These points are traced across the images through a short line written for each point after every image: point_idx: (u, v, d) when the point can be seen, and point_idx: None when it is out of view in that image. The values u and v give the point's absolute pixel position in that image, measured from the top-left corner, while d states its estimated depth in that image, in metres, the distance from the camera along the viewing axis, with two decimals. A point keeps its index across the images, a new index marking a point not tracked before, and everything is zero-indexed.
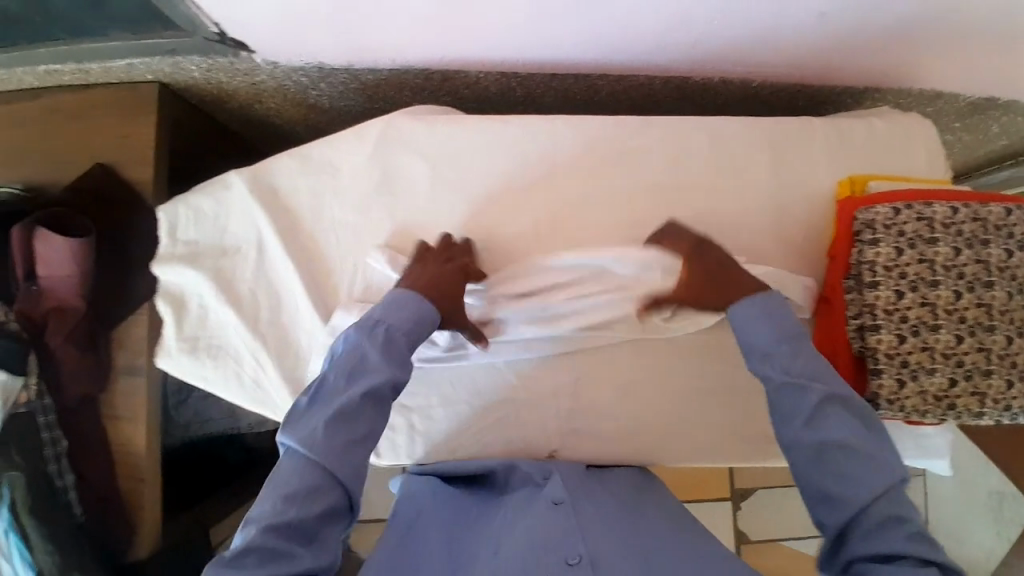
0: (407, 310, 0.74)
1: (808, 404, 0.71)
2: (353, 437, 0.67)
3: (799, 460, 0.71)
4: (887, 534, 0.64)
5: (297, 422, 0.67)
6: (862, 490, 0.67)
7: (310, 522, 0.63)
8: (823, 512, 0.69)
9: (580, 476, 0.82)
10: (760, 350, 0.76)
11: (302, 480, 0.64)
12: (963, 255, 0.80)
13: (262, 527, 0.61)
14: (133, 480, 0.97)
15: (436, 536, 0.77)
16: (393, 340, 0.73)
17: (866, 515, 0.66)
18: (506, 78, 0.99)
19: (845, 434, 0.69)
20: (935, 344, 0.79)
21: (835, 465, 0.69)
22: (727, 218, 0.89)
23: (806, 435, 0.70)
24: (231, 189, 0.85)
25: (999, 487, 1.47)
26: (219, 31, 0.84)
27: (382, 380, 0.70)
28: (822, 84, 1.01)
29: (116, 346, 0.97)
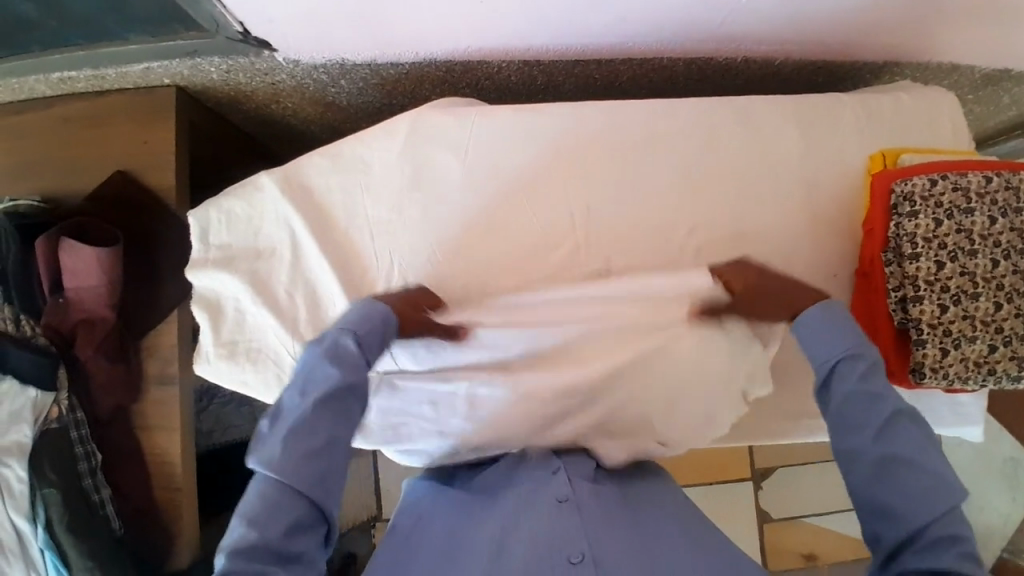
0: (364, 313, 0.71)
1: (881, 415, 0.67)
2: (314, 452, 0.63)
3: (856, 471, 0.67)
4: (945, 554, 0.61)
5: (257, 447, 0.64)
6: (922, 508, 0.63)
7: (276, 545, 0.59)
8: (876, 525, 0.66)
9: (587, 463, 0.78)
10: (824, 355, 0.72)
11: (267, 501, 0.61)
12: (1000, 220, 0.74)
13: (230, 553, 0.58)
14: (169, 490, 0.96)
15: (436, 535, 0.73)
16: (347, 346, 0.68)
17: (925, 532, 0.63)
18: (527, 67, 0.96)
19: (909, 448, 0.66)
20: (975, 312, 0.73)
21: (899, 479, 0.65)
22: (766, 202, 0.85)
23: (871, 444, 0.66)
24: (264, 190, 0.83)
25: (1013, 454, 1.48)
26: (241, 29, 0.82)
27: (333, 387, 0.65)
28: (846, 60, 0.98)
29: (147, 355, 0.96)
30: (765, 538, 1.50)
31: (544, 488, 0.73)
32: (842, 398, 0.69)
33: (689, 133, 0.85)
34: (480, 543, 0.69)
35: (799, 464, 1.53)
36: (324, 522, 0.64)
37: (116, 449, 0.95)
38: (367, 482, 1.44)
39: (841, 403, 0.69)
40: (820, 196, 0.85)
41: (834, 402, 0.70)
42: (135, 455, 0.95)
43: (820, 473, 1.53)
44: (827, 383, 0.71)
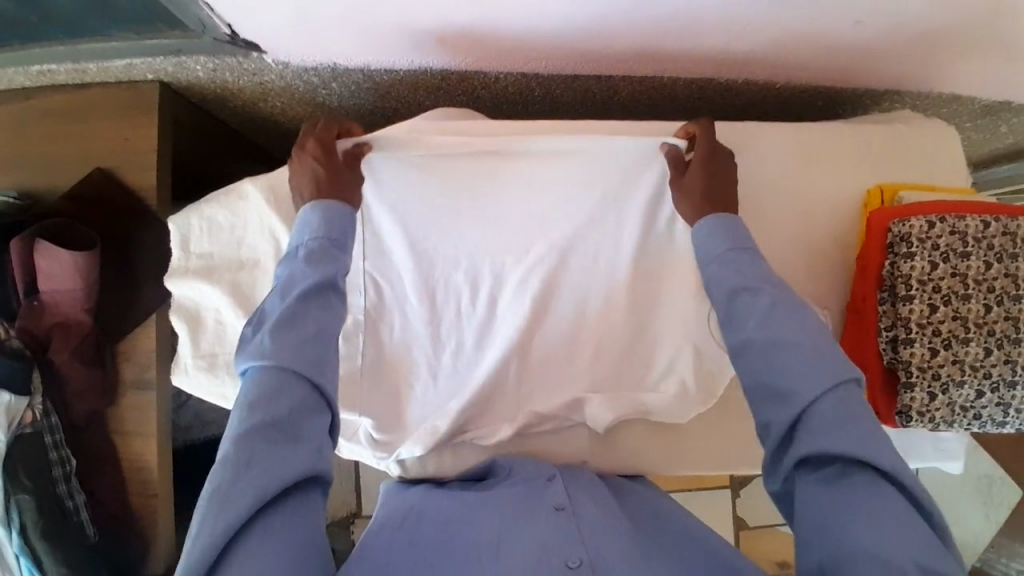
0: (330, 216, 0.68)
1: (761, 305, 0.65)
2: (301, 335, 0.60)
3: (747, 361, 0.64)
4: (837, 433, 0.56)
5: (243, 352, 0.60)
6: (804, 387, 0.59)
7: (285, 424, 0.56)
8: (768, 411, 0.61)
9: (585, 481, 0.78)
10: (711, 268, 0.71)
11: (263, 389, 0.57)
12: (995, 265, 0.73)
13: (240, 441, 0.54)
14: (144, 497, 0.94)
15: (431, 530, 0.69)
16: (314, 246, 0.67)
17: (807, 414, 0.58)
18: (525, 79, 0.94)
19: (795, 333, 0.62)
20: (965, 357, 0.72)
21: (782, 362, 0.61)
22: (762, 232, 0.83)
23: (756, 331, 0.63)
24: (248, 198, 0.79)
25: (988, 472, 1.53)
26: (229, 31, 0.79)
27: (309, 279, 0.63)
28: (849, 86, 0.96)
29: (123, 359, 0.93)
30: (741, 545, 1.51)
31: (542, 496, 0.73)
32: (726, 297, 0.68)
33: None
34: (479, 542, 0.66)
35: None
36: (329, 409, 0.60)
37: (91, 454, 0.93)
38: (346, 484, 1.43)
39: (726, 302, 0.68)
40: (818, 227, 0.83)
41: (722, 300, 0.68)
42: (110, 461, 0.94)
43: None
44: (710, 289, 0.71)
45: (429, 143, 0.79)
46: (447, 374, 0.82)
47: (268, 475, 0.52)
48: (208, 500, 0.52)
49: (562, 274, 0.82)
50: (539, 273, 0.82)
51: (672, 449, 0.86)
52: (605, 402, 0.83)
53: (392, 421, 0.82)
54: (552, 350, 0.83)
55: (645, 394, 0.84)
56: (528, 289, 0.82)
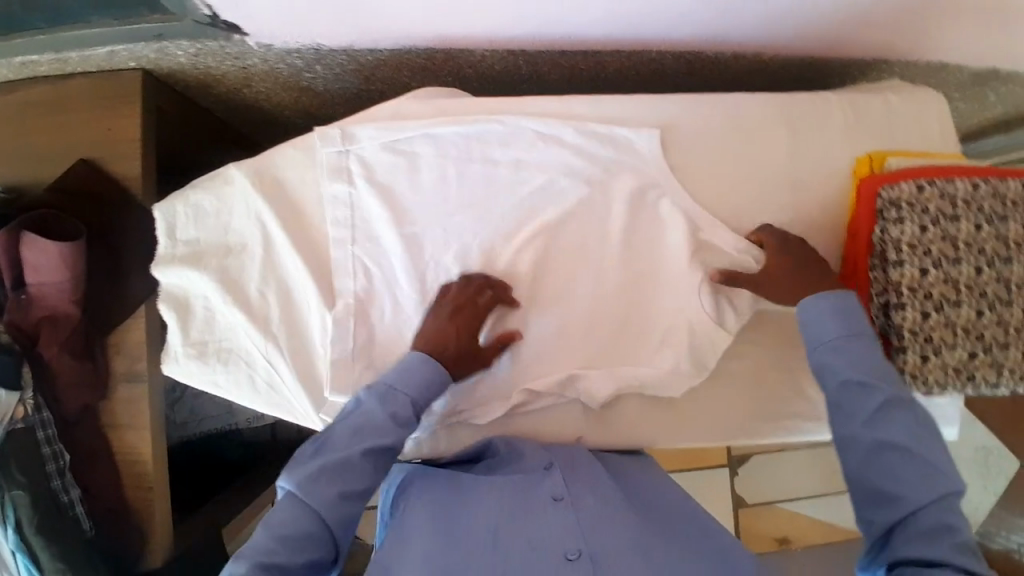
0: (429, 380, 0.72)
1: (873, 404, 0.67)
2: (346, 492, 0.67)
3: (851, 457, 0.67)
4: (935, 540, 0.60)
5: (297, 471, 0.67)
6: (911, 492, 0.62)
7: (296, 567, 0.64)
8: (870, 509, 0.65)
9: (581, 457, 0.78)
10: (815, 343, 0.72)
11: (297, 526, 0.65)
12: (985, 227, 0.73)
13: (254, 564, 0.62)
14: (139, 490, 0.93)
15: (429, 523, 0.70)
16: (400, 403, 0.71)
17: (912, 519, 0.62)
18: (511, 57, 0.93)
19: (904, 435, 0.65)
20: (957, 319, 0.72)
21: (890, 465, 0.64)
22: (752, 198, 0.82)
23: (863, 431, 0.66)
24: (233, 183, 0.79)
25: (984, 443, 1.54)
26: (210, 13, 0.78)
27: (378, 440, 0.69)
28: (836, 57, 0.96)
29: (114, 351, 0.93)
30: (740, 523, 1.52)
31: (541, 483, 0.73)
32: (837, 387, 0.69)
33: (673, 130, 0.83)
34: (482, 537, 0.68)
35: (773, 451, 1.55)
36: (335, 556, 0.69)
37: (85, 449, 0.93)
38: None
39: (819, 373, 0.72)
40: (810, 195, 0.82)
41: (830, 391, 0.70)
42: (104, 454, 0.93)
43: (794, 460, 1.55)
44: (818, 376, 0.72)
45: (413, 119, 0.80)
46: None
47: None
48: None
49: (553, 254, 0.82)
50: (529, 252, 0.81)
51: (666, 423, 0.85)
52: (597, 381, 0.82)
53: None
54: (543, 327, 0.81)
55: (636, 368, 0.82)
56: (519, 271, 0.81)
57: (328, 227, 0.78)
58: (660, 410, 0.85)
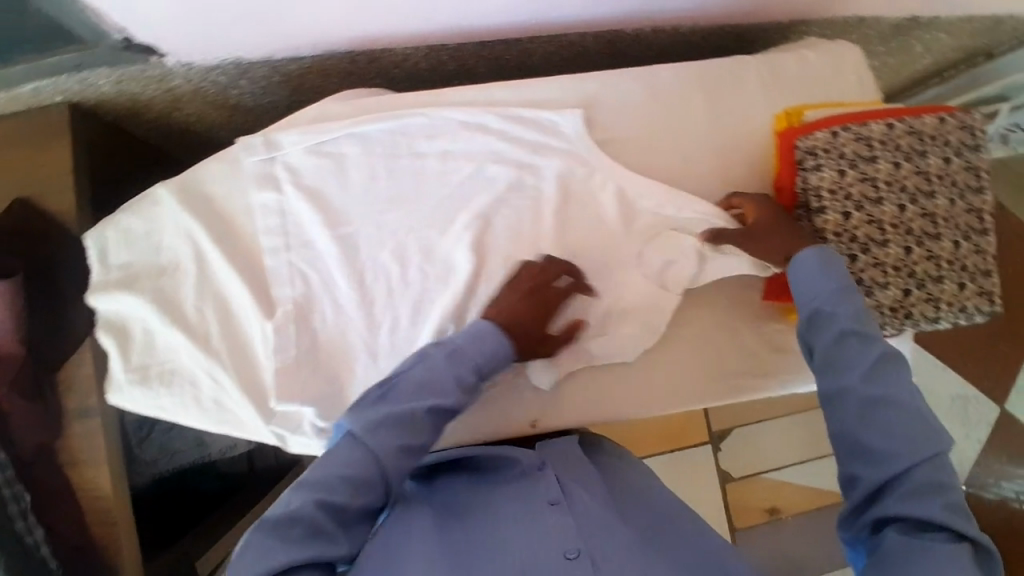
0: (495, 348, 0.72)
1: (870, 357, 0.65)
2: (410, 445, 0.66)
3: (843, 411, 0.65)
4: (926, 499, 0.59)
5: (359, 414, 0.66)
6: (907, 451, 0.61)
7: (351, 509, 0.62)
8: (858, 466, 0.64)
9: (581, 470, 0.78)
10: (811, 301, 0.70)
11: (356, 469, 0.63)
12: (904, 165, 0.74)
13: (313, 500, 0.60)
14: (104, 525, 0.93)
15: (426, 529, 0.69)
16: (467, 369, 0.70)
17: (906, 476, 0.61)
18: (435, 53, 0.93)
19: (900, 392, 0.64)
20: (885, 258, 0.73)
21: (885, 422, 0.63)
22: (679, 165, 0.84)
23: (860, 385, 0.64)
24: (161, 203, 0.78)
25: (961, 392, 1.56)
26: (123, 37, 0.78)
27: (445, 398, 0.68)
28: (755, 22, 0.97)
29: (65, 390, 0.92)
30: (728, 498, 1.51)
31: (536, 491, 0.72)
32: (831, 341, 0.67)
33: (596, 107, 0.83)
34: (481, 543, 0.66)
35: (754, 422, 1.55)
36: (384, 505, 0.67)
37: (44, 490, 0.91)
38: None
39: (810, 324, 0.70)
40: (735, 157, 0.84)
41: (825, 341, 0.68)
42: (66, 493, 0.92)
43: (775, 429, 1.55)
44: (812, 326, 0.70)
45: (335, 121, 0.80)
46: (382, 356, 0.79)
47: (323, 551, 0.59)
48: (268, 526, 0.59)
49: (490, 239, 0.82)
50: (466, 241, 0.81)
51: (620, 400, 0.84)
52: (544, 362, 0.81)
53: (338, 409, 0.78)
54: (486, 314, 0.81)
55: (584, 345, 0.82)
56: (458, 260, 0.81)
57: (260, 237, 0.78)
58: (617, 386, 0.85)
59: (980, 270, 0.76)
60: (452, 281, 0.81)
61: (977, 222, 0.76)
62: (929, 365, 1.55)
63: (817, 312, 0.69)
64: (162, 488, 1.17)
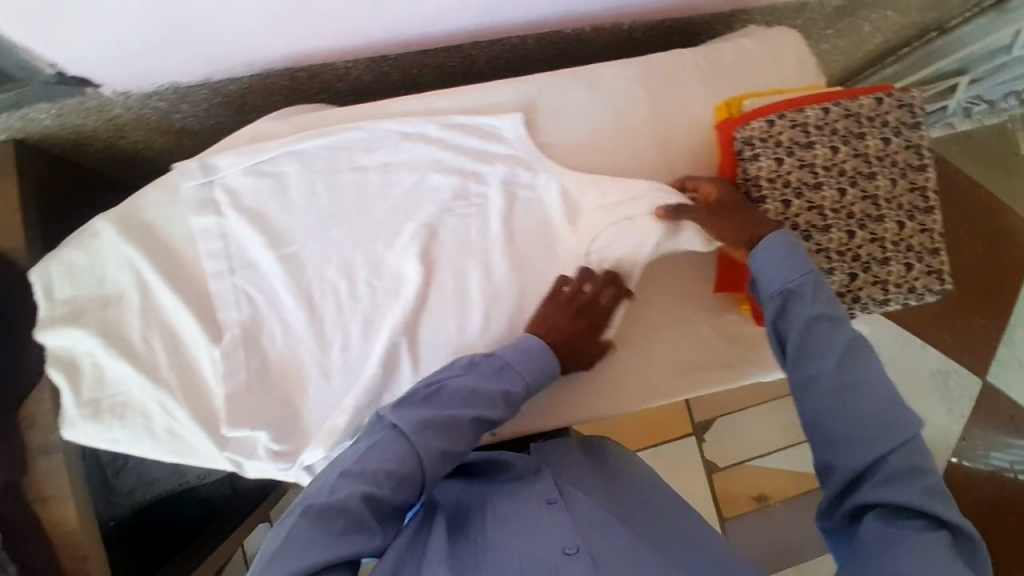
0: (539, 365, 0.73)
1: (842, 342, 0.64)
2: (450, 451, 0.66)
3: (819, 399, 0.64)
4: (903, 485, 0.60)
5: (402, 411, 0.66)
6: (883, 438, 0.61)
7: (391, 502, 0.62)
8: (835, 455, 0.63)
9: (574, 466, 0.79)
10: (779, 284, 0.68)
11: (403, 466, 0.63)
12: (842, 148, 0.74)
13: (359, 494, 0.60)
14: (75, 559, 0.88)
15: (438, 528, 0.69)
16: (515, 386, 0.71)
17: (883, 463, 0.61)
18: (376, 65, 0.93)
19: (873, 377, 0.63)
20: (829, 244, 0.73)
21: (859, 410, 0.62)
22: (624, 161, 0.84)
23: (835, 372, 0.63)
24: (102, 235, 0.77)
25: (942, 367, 1.53)
26: (56, 71, 0.77)
27: (493, 411, 0.69)
28: (694, 14, 0.97)
29: (28, 428, 0.87)
30: (716, 488, 1.50)
31: (534, 489, 0.74)
32: (801, 328, 0.66)
33: (535, 108, 0.83)
34: (486, 546, 0.67)
35: (737, 411, 1.55)
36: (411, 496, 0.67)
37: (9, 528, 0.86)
38: None
39: (778, 311, 0.68)
40: (677, 151, 0.84)
41: (796, 329, 0.66)
42: (31, 530, 0.86)
43: (758, 416, 1.55)
44: (784, 310, 0.67)
45: (272, 140, 0.79)
46: (337, 373, 0.79)
47: (364, 543, 0.60)
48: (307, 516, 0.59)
49: (437, 247, 0.81)
50: (414, 251, 0.80)
51: (581, 402, 0.83)
52: None
53: (291, 430, 0.78)
54: (437, 324, 0.80)
55: None
56: (407, 271, 0.80)
57: (203, 262, 0.77)
58: (578, 387, 0.84)
59: (926, 249, 0.75)
60: (402, 293, 0.80)
61: (922, 200, 0.76)
62: (909, 342, 1.53)
63: (789, 296, 0.67)
64: (148, 516, 1.07)
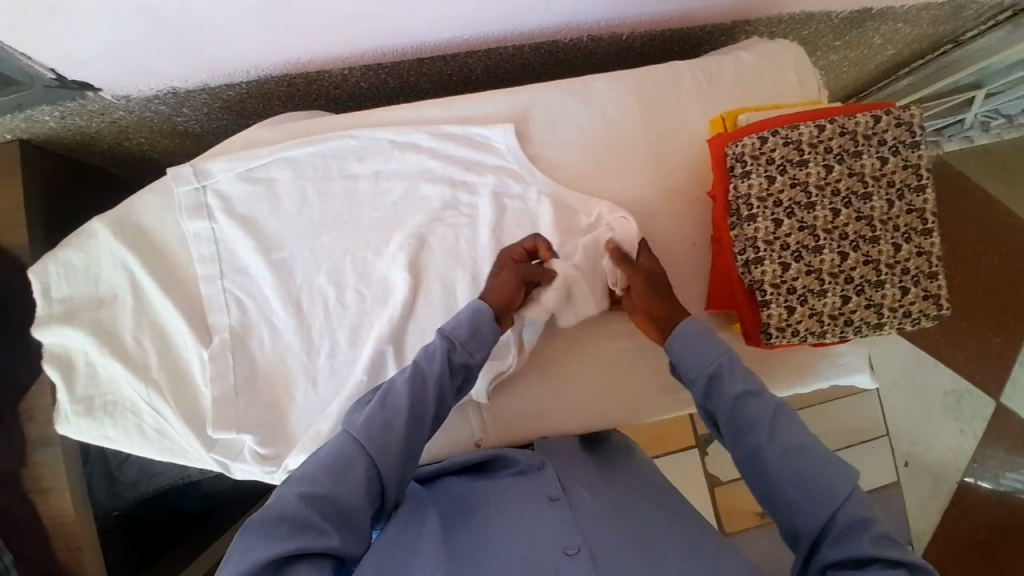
0: (460, 316, 0.72)
1: (768, 410, 0.64)
2: (385, 421, 0.64)
3: (762, 473, 0.63)
4: (857, 538, 0.56)
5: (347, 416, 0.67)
6: (828, 496, 0.59)
7: (342, 499, 0.59)
8: (790, 524, 0.61)
9: (579, 466, 0.76)
10: (704, 364, 0.68)
11: (340, 457, 0.61)
12: (836, 167, 0.72)
13: (296, 494, 0.58)
14: (70, 550, 0.88)
15: (432, 520, 0.67)
16: (436, 340, 0.70)
17: (832, 521, 0.58)
18: (373, 72, 0.94)
19: (806, 437, 0.63)
20: (820, 265, 0.72)
21: (800, 472, 0.60)
22: (615, 175, 0.83)
23: (768, 443, 0.62)
24: (98, 236, 0.79)
25: (954, 387, 1.49)
26: (56, 76, 0.79)
27: (414, 368, 0.68)
28: (693, 26, 0.96)
29: (28, 420, 0.88)
30: (716, 502, 1.48)
31: (536, 487, 0.71)
32: (729, 405, 0.66)
33: (527, 119, 0.83)
34: (480, 542, 0.64)
35: None
36: (382, 498, 0.62)
37: (8, 516, 0.87)
38: None
39: (706, 392, 0.68)
40: (670, 166, 0.84)
41: (725, 408, 0.66)
42: (29, 521, 0.87)
43: None
44: (711, 391, 0.68)
45: (265, 147, 0.80)
46: (322, 378, 0.79)
47: (312, 544, 0.55)
48: (249, 528, 0.56)
49: (427, 256, 0.81)
50: (403, 259, 0.80)
51: (567, 412, 0.84)
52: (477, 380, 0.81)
53: (278, 435, 0.78)
54: (424, 332, 0.80)
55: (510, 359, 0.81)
56: (396, 277, 0.80)
57: (196, 265, 0.79)
58: (563, 397, 0.84)
59: (924, 273, 0.72)
60: (390, 299, 0.80)
61: (921, 222, 0.73)
62: (917, 359, 1.50)
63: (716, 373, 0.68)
64: (148, 509, 1.07)
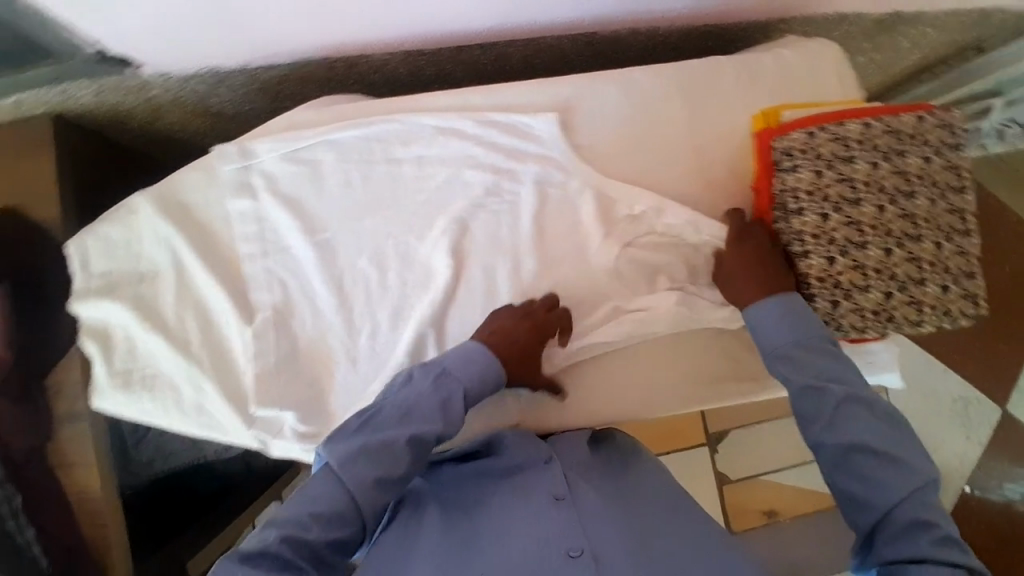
0: (478, 373, 0.71)
1: (830, 405, 0.67)
2: (386, 474, 0.64)
3: (824, 462, 0.67)
4: (912, 538, 0.60)
5: (336, 442, 0.65)
6: (885, 493, 0.63)
7: (325, 545, 0.60)
8: (852, 514, 0.66)
9: (584, 459, 0.77)
10: (773, 349, 0.73)
11: (331, 504, 0.61)
12: (883, 165, 0.74)
13: (282, 537, 0.58)
14: (95, 525, 0.88)
15: (433, 516, 0.70)
16: (454, 396, 0.70)
17: (889, 517, 0.62)
18: (413, 58, 0.94)
19: (866, 434, 0.65)
20: (865, 261, 0.73)
21: (859, 468, 0.64)
22: (655, 167, 0.84)
23: (827, 437, 0.66)
24: (139, 211, 0.79)
25: (962, 393, 1.52)
26: (99, 49, 0.79)
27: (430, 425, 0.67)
28: (730, 23, 0.98)
29: (56, 394, 0.88)
30: (726, 498, 1.49)
31: (541, 483, 0.71)
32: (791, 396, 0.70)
33: (570, 110, 0.84)
34: (488, 538, 0.66)
35: (750, 421, 1.54)
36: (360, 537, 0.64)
37: None
38: None
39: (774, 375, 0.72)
40: (711, 160, 0.85)
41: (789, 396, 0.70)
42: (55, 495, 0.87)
43: (769, 427, 1.55)
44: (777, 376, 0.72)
45: (310, 128, 0.81)
46: (362, 360, 0.80)
47: None
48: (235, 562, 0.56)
49: (468, 242, 0.82)
50: (446, 245, 0.81)
51: (606, 400, 0.84)
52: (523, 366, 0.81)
53: (317, 415, 0.79)
54: (464, 317, 0.81)
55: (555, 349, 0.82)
56: (437, 262, 0.81)
57: (238, 244, 0.79)
58: (602, 386, 0.84)
59: (964, 272, 0.74)
60: (432, 284, 0.81)
61: (962, 223, 0.75)
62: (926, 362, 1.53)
63: (780, 358, 0.72)
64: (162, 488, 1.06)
